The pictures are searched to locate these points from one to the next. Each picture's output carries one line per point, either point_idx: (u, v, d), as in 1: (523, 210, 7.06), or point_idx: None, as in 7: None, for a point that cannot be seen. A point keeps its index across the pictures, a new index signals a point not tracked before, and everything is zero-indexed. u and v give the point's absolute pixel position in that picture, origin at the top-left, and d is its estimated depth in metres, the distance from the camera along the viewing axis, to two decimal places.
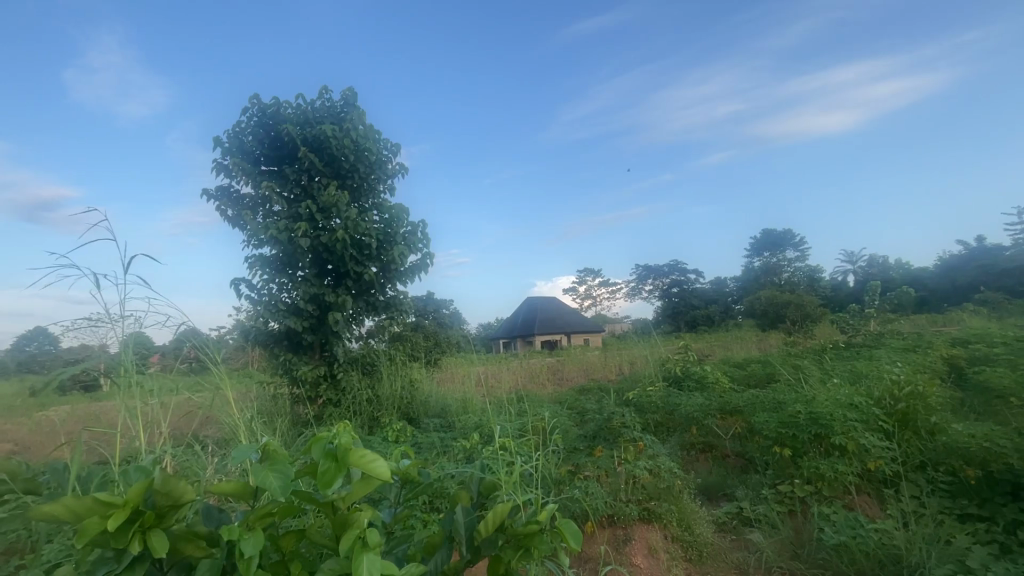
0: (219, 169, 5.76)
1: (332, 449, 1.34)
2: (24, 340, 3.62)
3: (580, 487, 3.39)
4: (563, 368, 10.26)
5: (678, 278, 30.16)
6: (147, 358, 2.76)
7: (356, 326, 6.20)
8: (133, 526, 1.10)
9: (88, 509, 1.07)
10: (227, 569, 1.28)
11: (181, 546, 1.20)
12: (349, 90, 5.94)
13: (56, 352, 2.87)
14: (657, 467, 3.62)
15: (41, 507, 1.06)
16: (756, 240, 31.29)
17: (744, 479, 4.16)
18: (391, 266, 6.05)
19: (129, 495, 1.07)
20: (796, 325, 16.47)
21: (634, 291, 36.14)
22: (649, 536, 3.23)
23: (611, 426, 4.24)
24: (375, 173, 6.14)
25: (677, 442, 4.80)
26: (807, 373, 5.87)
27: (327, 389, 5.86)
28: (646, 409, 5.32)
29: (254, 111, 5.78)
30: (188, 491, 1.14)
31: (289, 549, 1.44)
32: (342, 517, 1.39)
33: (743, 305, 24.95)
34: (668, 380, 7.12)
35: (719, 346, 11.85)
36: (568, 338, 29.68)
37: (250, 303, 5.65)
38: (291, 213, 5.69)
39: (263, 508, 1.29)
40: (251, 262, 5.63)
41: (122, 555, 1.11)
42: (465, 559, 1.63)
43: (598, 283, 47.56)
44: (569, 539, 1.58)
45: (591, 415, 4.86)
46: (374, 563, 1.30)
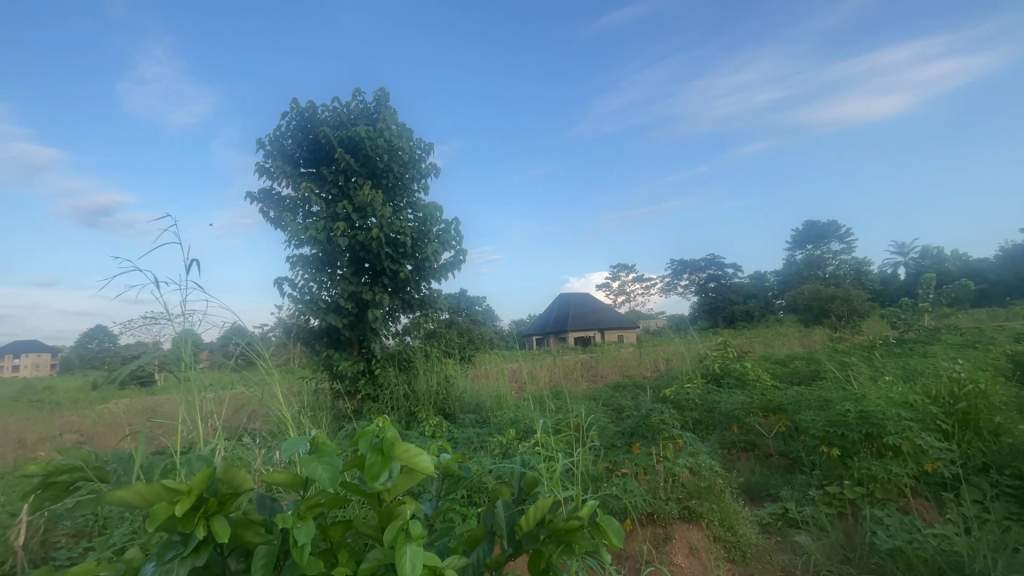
0: (261, 171, 5.98)
1: (378, 442, 1.37)
2: (87, 338, 3.85)
3: (618, 484, 3.34)
4: (597, 365, 10.16)
5: (715, 273, 29.36)
6: (200, 354, 2.91)
7: (393, 323, 6.34)
8: (199, 511, 1.15)
9: (157, 495, 1.13)
10: (282, 556, 1.33)
11: (241, 532, 1.25)
12: (382, 90, 6.05)
13: (115, 349, 3.05)
14: (697, 466, 3.53)
15: (115, 492, 1.12)
16: (798, 234, 30.13)
17: (789, 479, 4.03)
18: (425, 264, 6.15)
19: (194, 482, 1.12)
20: (842, 320, 15.81)
21: (668, 287, 35.48)
22: (690, 535, 3.17)
23: (650, 423, 4.15)
24: (409, 172, 6.25)
25: (717, 440, 4.69)
26: (856, 370, 5.61)
27: (366, 384, 6.02)
28: (685, 407, 5.20)
29: (292, 115, 5.97)
30: (248, 479, 1.19)
31: (336, 539, 1.47)
32: (387, 509, 1.43)
33: (785, 299, 24.06)
34: (707, 376, 6.95)
35: (760, 342, 11.45)
36: (601, 334, 29.41)
37: (292, 301, 5.84)
38: (329, 213, 5.83)
39: (313, 498, 1.33)
40: (292, 262, 5.82)
41: (187, 540, 1.16)
42: (506, 552, 1.66)
43: (632, 279, 46.91)
44: (611, 536, 1.55)
45: (628, 412, 4.80)
46: (417, 554, 1.32)
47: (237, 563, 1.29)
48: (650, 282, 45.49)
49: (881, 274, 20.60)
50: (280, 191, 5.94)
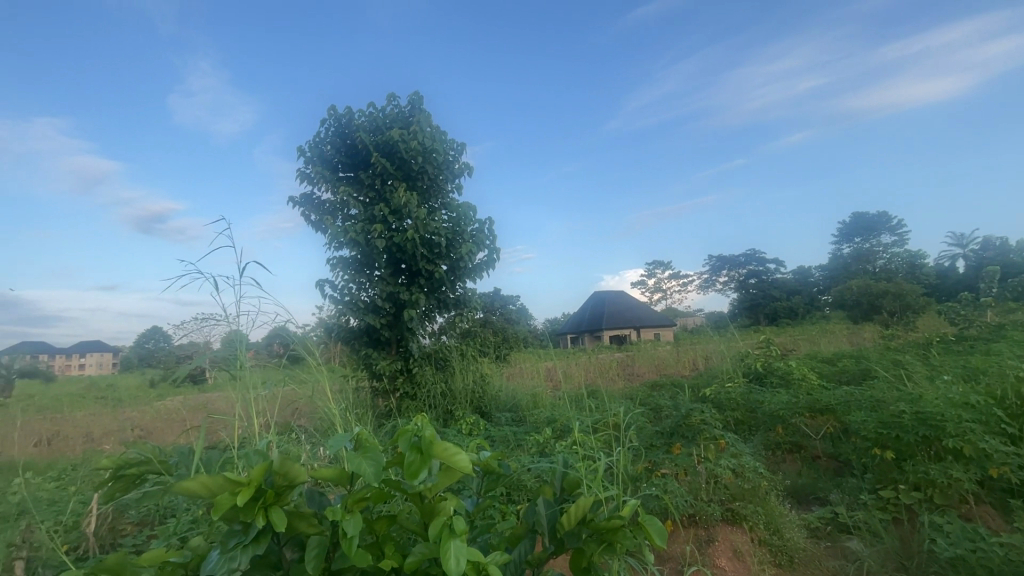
0: (302, 177, 6.19)
1: (417, 441, 1.41)
2: (145, 338, 4.08)
3: (658, 484, 3.28)
4: (633, 364, 10.02)
5: (756, 268, 28.42)
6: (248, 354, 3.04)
7: (429, 323, 6.45)
8: (258, 502, 1.22)
9: (220, 486, 1.20)
10: (333, 547, 1.38)
11: (296, 524, 1.31)
12: (415, 94, 6.17)
13: (171, 348, 3.22)
14: (741, 467, 3.45)
15: (181, 483, 1.19)
16: (845, 226, 28.81)
17: (838, 482, 3.89)
18: (460, 264, 6.23)
19: (253, 474, 1.18)
20: (894, 317, 15.00)
21: (706, 283, 34.61)
22: (735, 538, 3.11)
23: (690, 423, 4.07)
24: (443, 174, 6.36)
25: (760, 441, 4.56)
26: (912, 369, 5.33)
27: (404, 383, 6.15)
28: (726, 407, 5.07)
29: (330, 122, 6.16)
30: (302, 473, 1.24)
31: (382, 533, 1.52)
32: (428, 505, 1.47)
33: (831, 295, 23.07)
34: (748, 375, 6.75)
35: (804, 341, 11.01)
36: (637, 332, 28.95)
37: (333, 302, 6.03)
38: (367, 216, 5.98)
39: (359, 492, 1.37)
40: (333, 264, 6.00)
41: (248, 529, 1.22)
42: (548, 550, 1.67)
43: (669, 276, 45.97)
44: (654, 536, 1.53)
45: (667, 411, 4.71)
46: (460, 550, 1.35)
47: (292, 553, 1.35)
48: (687, 278, 44.44)
49: (937, 267, 19.44)
50: (320, 196, 6.12)
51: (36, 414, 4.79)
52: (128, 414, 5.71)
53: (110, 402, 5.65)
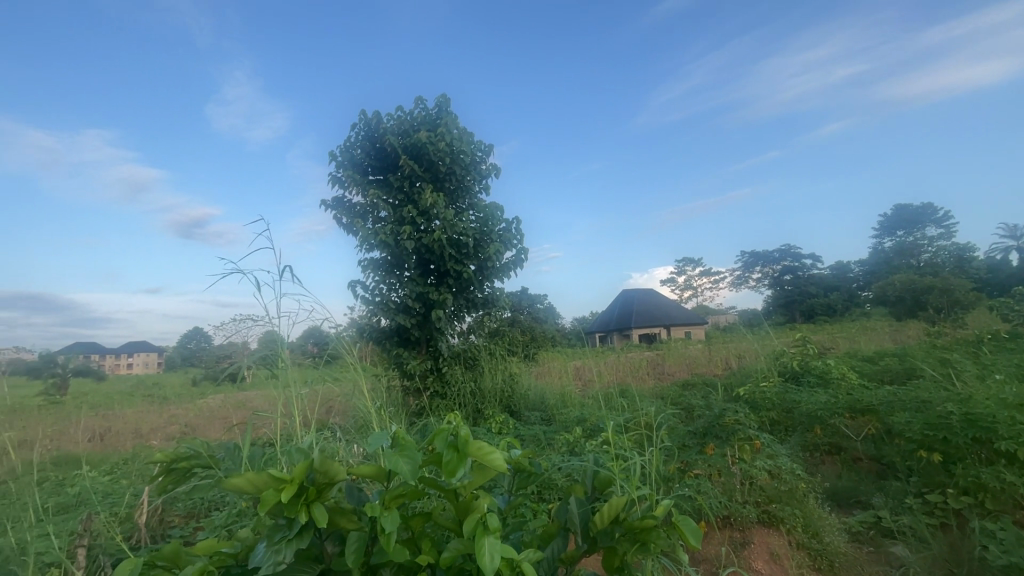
0: (334, 181, 6.34)
1: (453, 440, 1.43)
2: (187, 338, 4.26)
3: (691, 484, 3.24)
4: (663, 363, 9.88)
5: (791, 264, 27.56)
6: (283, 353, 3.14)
7: (457, 322, 6.52)
8: (301, 498, 1.27)
9: (266, 482, 1.26)
10: (372, 542, 1.43)
11: (337, 518, 1.36)
12: (443, 96, 6.24)
13: (210, 348, 3.35)
14: (777, 468, 3.37)
15: (229, 478, 1.25)
16: (886, 218, 27.65)
17: (881, 485, 3.76)
18: (487, 263, 6.29)
19: (295, 472, 1.24)
20: (941, 313, 14.29)
21: (739, 280, 33.77)
22: (771, 541, 3.05)
23: (724, 423, 3.99)
24: (470, 174, 6.43)
25: (797, 442, 4.43)
26: (960, 368, 5.09)
27: (434, 382, 6.23)
28: (761, 407, 4.95)
29: (360, 126, 6.29)
30: (342, 470, 1.29)
31: (417, 529, 1.55)
32: (463, 502, 1.50)
33: (872, 290, 22.17)
34: (784, 374, 6.58)
35: (844, 338, 10.62)
36: (666, 330, 28.47)
37: (365, 303, 6.17)
38: (396, 217, 6.08)
39: (396, 490, 1.41)
40: (364, 266, 6.14)
41: (292, 523, 1.27)
42: (581, 548, 1.67)
43: (699, 273, 45.05)
44: (689, 536, 1.53)
45: (699, 411, 4.63)
46: (495, 547, 1.37)
47: (334, 546, 1.41)
48: (718, 275, 43.42)
49: (988, 259, 18.44)
50: (351, 198, 6.26)
51: (90, 410, 5.07)
52: (174, 411, 5.97)
53: (157, 400, 5.92)
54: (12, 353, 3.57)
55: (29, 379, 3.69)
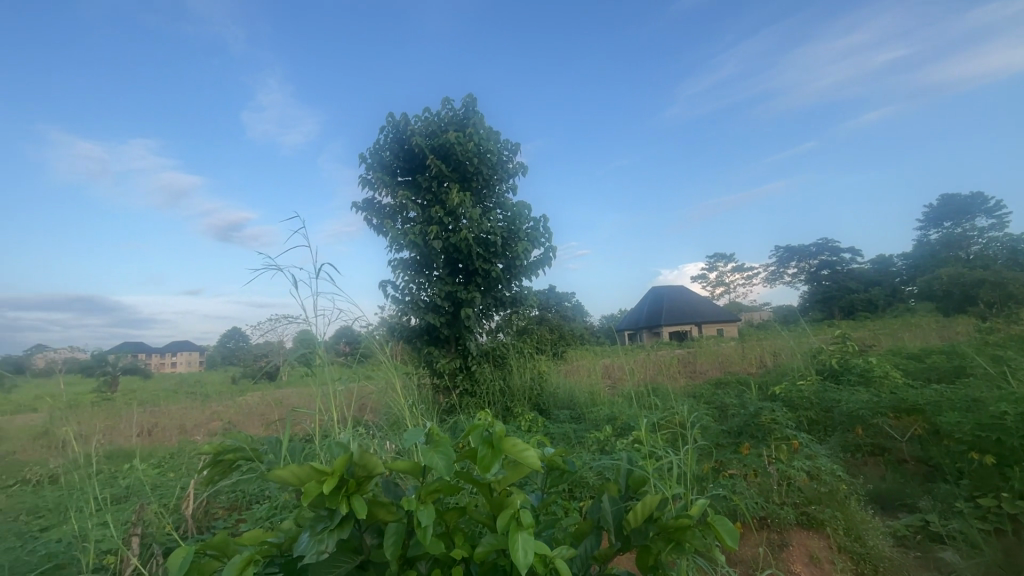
0: (364, 183, 6.47)
1: (487, 436, 1.45)
2: (227, 338, 4.42)
3: (726, 484, 3.18)
4: (695, 361, 9.70)
5: (829, 258, 26.59)
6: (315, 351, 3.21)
7: (486, 321, 6.56)
8: (342, 491, 1.31)
9: (308, 475, 1.30)
10: (409, 535, 1.46)
11: (376, 511, 1.39)
12: (469, 96, 6.30)
13: (248, 347, 3.46)
14: (816, 470, 3.27)
15: (274, 470, 1.30)
16: (932, 209, 26.38)
17: (929, 488, 3.61)
18: (515, 261, 6.32)
19: (337, 465, 1.28)
20: (993, 308, 13.51)
21: (774, 275, 32.79)
22: (810, 544, 2.98)
23: (760, 422, 3.89)
24: (497, 174, 6.48)
25: (836, 442, 4.29)
26: (1016, 366, 4.82)
27: (463, 380, 6.29)
28: (798, 405, 4.80)
29: (389, 128, 6.39)
30: (381, 464, 1.32)
31: (452, 523, 1.57)
32: (497, 498, 1.52)
33: (916, 284, 21.19)
34: (822, 373, 6.37)
35: (886, 335, 10.19)
36: (698, 328, 27.89)
37: (395, 302, 6.27)
38: (424, 218, 6.16)
39: (431, 484, 1.44)
40: (394, 266, 6.25)
41: (333, 515, 1.31)
42: (614, 547, 1.66)
43: (731, 269, 43.94)
44: (725, 537, 1.50)
45: (733, 410, 4.54)
46: (528, 543, 1.38)
47: (372, 538, 1.44)
48: (752, 270, 42.25)
49: None
50: (380, 200, 6.37)
51: (140, 407, 5.33)
52: (215, 407, 6.21)
53: (200, 397, 6.17)
54: (68, 351, 3.76)
55: (83, 377, 3.90)
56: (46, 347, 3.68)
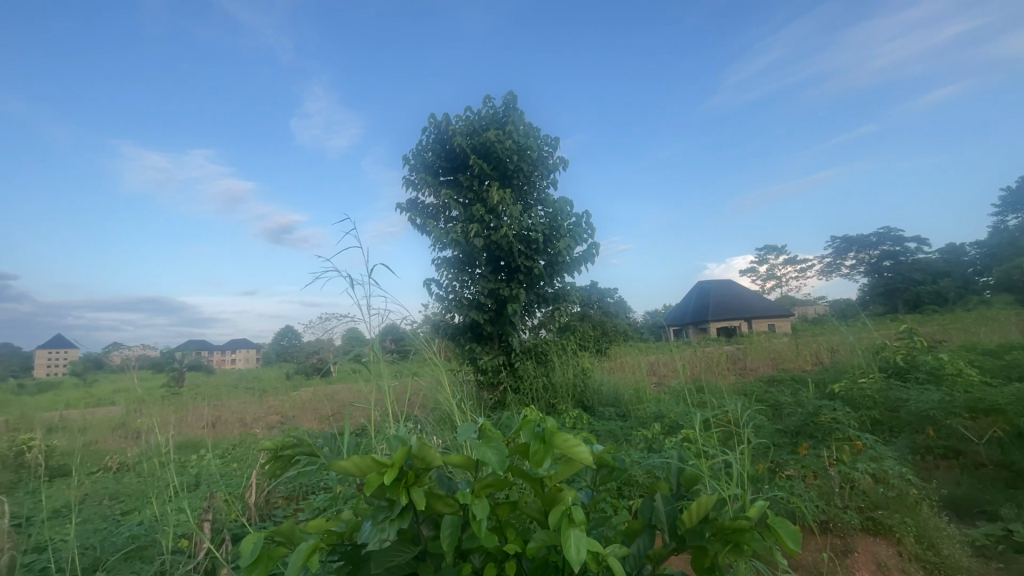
0: (408, 184, 6.61)
1: (540, 431, 1.46)
2: (281, 336, 4.62)
3: (784, 486, 3.05)
4: (745, 357, 9.36)
5: (891, 248, 24.97)
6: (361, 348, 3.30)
7: (529, 318, 6.57)
8: (401, 482, 1.34)
9: (369, 466, 1.34)
10: (464, 528, 1.48)
11: (434, 503, 1.43)
12: (509, 94, 6.31)
13: (300, 344, 3.61)
14: (883, 473, 3.10)
15: (337, 461, 1.35)
16: (1010, 193, 24.25)
17: (1012, 496, 3.34)
18: (558, 258, 6.30)
19: (395, 457, 1.31)
20: None
21: (830, 268, 31.12)
22: (877, 550, 2.82)
23: (819, 421, 3.71)
24: (538, 170, 6.47)
25: (904, 443, 4.03)
26: None
27: (507, 376, 6.33)
28: (860, 405, 4.54)
29: (431, 129, 6.50)
30: (438, 457, 1.35)
31: (503, 518, 1.58)
32: (549, 493, 1.52)
33: (993, 275, 19.56)
34: (887, 370, 5.99)
35: (959, 331, 9.45)
36: (747, 323, 26.85)
37: (439, 300, 6.39)
38: (467, 216, 6.23)
39: (484, 479, 1.45)
40: (438, 265, 6.36)
41: (393, 505, 1.35)
42: (669, 547, 1.63)
43: (782, 262, 42.02)
44: (787, 540, 1.44)
45: (789, 408, 4.35)
46: (581, 540, 1.38)
47: (429, 530, 1.48)
48: (805, 262, 40.26)
49: None
50: (424, 200, 6.49)
51: (204, 401, 5.67)
52: (272, 402, 6.53)
53: (258, 392, 6.50)
54: (139, 349, 3.98)
55: (155, 372, 4.19)
56: (121, 345, 3.90)
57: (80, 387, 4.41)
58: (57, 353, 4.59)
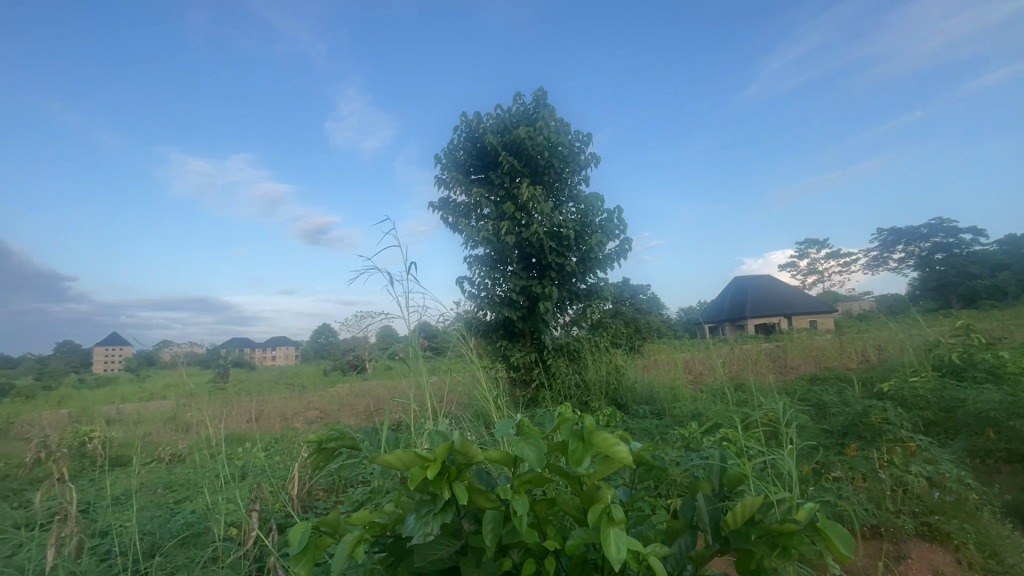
0: (440, 183, 6.67)
1: (578, 429, 1.45)
2: (319, 333, 4.75)
3: (831, 489, 2.93)
4: (785, 355, 9.06)
5: (944, 240, 23.62)
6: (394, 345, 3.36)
7: (561, 315, 6.55)
8: (444, 476, 1.36)
9: (412, 460, 1.36)
10: (505, 524, 1.49)
11: (475, 498, 1.44)
12: (540, 90, 6.29)
13: (336, 341, 3.71)
14: (939, 476, 2.95)
15: (381, 455, 1.37)
16: None
17: None
18: (590, 254, 6.26)
19: (438, 452, 1.32)
20: None
21: (877, 261, 29.74)
22: (934, 558, 2.69)
23: (869, 422, 3.56)
24: (569, 166, 6.44)
25: (960, 446, 3.82)
26: None
27: (540, 373, 6.32)
28: (912, 405, 4.33)
29: (462, 128, 6.54)
30: (479, 452, 1.35)
31: (542, 515, 1.58)
32: (588, 492, 1.51)
33: None
34: (941, 369, 5.68)
35: (1021, 328, 8.85)
36: (787, 320, 25.94)
37: (472, 298, 6.42)
38: (498, 214, 6.24)
39: (523, 475, 1.45)
40: (470, 263, 6.39)
41: (436, 499, 1.37)
42: (712, 548, 1.59)
43: (824, 256, 40.39)
44: (839, 545, 1.38)
45: (834, 408, 4.18)
46: (621, 538, 1.36)
47: (470, 524, 1.50)
48: (849, 256, 38.56)
49: None
50: (455, 199, 6.54)
51: (248, 396, 5.89)
52: (311, 398, 6.73)
53: (297, 388, 6.70)
54: (187, 346, 4.15)
55: (201, 368, 4.37)
56: (171, 342, 4.07)
57: (134, 381, 4.64)
58: (113, 350, 4.85)
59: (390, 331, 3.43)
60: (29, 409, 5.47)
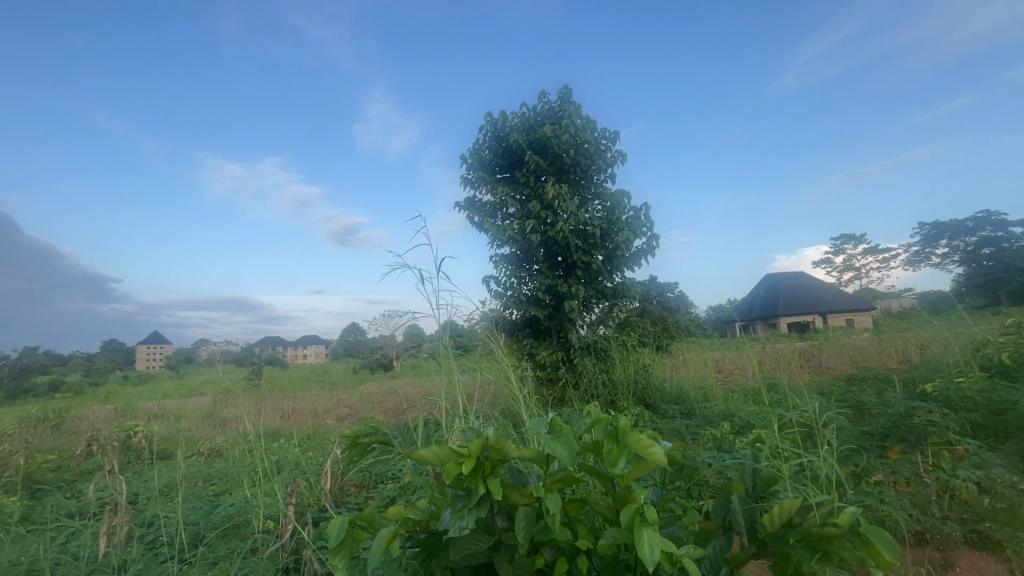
0: (466, 183, 6.71)
1: (612, 430, 1.44)
2: (348, 333, 4.85)
3: (872, 493, 2.83)
4: (821, 354, 8.77)
5: (992, 234, 22.45)
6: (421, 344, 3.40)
7: (587, 314, 6.53)
8: (478, 471, 1.37)
9: (447, 455, 1.37)
10: (538, 521, 1.49)
11: (509, 495, 1.44)
12: (565, 88, 6.26)
13: (365, 340, 3.78)
14: (989, 481, 2.82)
15: (416, 450, 1.38)
16: None
17: None
18: (616, 252, 6.21)
19: (473, 448, 1.33)
20: None
21: (918, 257, 28.50)
22: (984, 566, 2.57)
23: (912, 424, 3.42)
24: (594, 164, 6.39)
25: (1012, 450, 3.63)
26: None
27: (566, 372, 6.30)
28: (958, 407, 4.13)
29: (487, 127, 6.56)
30: (513, 449, 1.35)
31: (573, 514, 1.58)
32: (621, 492, 1.50)
33: None
34: (990, 369, 5.41)
35: None
36: (822, 318, 25.11)
37: (498, 297, 6.45)
38: (523, 213, 6.24)
39: (556, 473, 1.45)
40: (496, 262, 6.42)
41: (471, 494, 1.39)
42: (748, 551, 1.56)
43: (861, 252, 38.92)
44: (883, 550, 1.34)
45: (874, 409, 4.04)
46: (654, 539, 1.35)
47: (502, 521, 1.50)
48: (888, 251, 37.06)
49: None
50: (481, 198, 6.57)
51: (282, 393, 6.05)
52: (342, 395, 6.87)
53: (328, 386, 6.85)
54: (224, 345, 4.29)
55: (237, 366, 4.51)
56: (209, 341, 4.22)
57: (175, 378, 4.83)
58: (155, 348, 5.05)
59: (417, 330, 3.47)
60: (79, 404, 5.75)
